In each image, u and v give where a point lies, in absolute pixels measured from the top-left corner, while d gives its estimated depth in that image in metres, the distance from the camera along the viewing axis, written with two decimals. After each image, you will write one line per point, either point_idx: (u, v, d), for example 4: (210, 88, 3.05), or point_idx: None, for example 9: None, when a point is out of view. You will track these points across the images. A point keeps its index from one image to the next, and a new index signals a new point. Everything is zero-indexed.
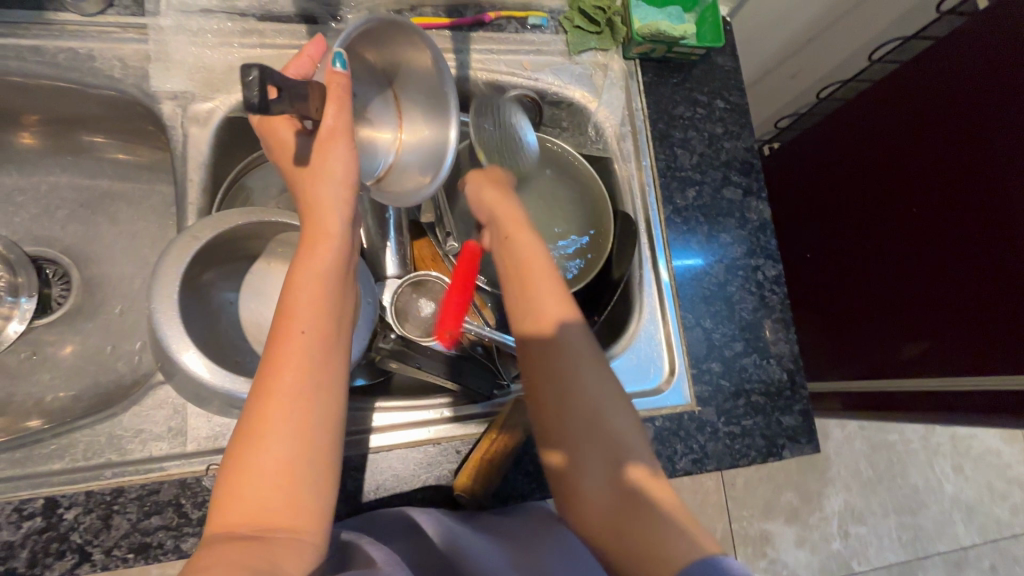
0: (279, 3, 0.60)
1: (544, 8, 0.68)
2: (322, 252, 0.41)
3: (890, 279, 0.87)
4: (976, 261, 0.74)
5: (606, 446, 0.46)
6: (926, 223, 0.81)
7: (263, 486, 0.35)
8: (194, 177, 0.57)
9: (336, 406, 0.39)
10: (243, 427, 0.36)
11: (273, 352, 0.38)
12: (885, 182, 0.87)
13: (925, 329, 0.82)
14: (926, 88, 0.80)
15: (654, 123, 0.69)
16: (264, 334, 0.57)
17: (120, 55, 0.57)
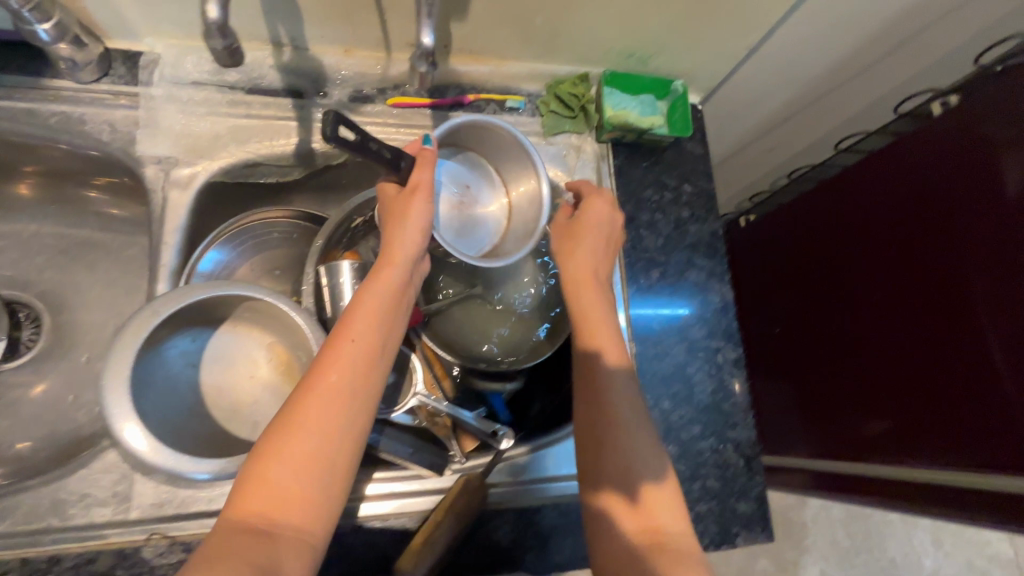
0: (268, 79, 0.63)
1: (522, 92, 0.72)
2: (381, 283, 0.47)
3: (852, 354, 0.89)
4: (933, 344, 0.76)
5: (633, 480, 0.48)
6: (889, 302, 0.83)
7: (285, 479, 0.40)
8: (169, 240, 0.59)
9: (361, 425, 0.44)
10: (281, 422, 0.42)
11: (323, 360, 0.44)
12: (851, 260, 0.90)
13: (887, 407, 0.83)
14: (891, 177, 0.84)
15: (623, 204, 0.72)
16: (222, 398, 0.58)
17: (110, 120, 0.60)
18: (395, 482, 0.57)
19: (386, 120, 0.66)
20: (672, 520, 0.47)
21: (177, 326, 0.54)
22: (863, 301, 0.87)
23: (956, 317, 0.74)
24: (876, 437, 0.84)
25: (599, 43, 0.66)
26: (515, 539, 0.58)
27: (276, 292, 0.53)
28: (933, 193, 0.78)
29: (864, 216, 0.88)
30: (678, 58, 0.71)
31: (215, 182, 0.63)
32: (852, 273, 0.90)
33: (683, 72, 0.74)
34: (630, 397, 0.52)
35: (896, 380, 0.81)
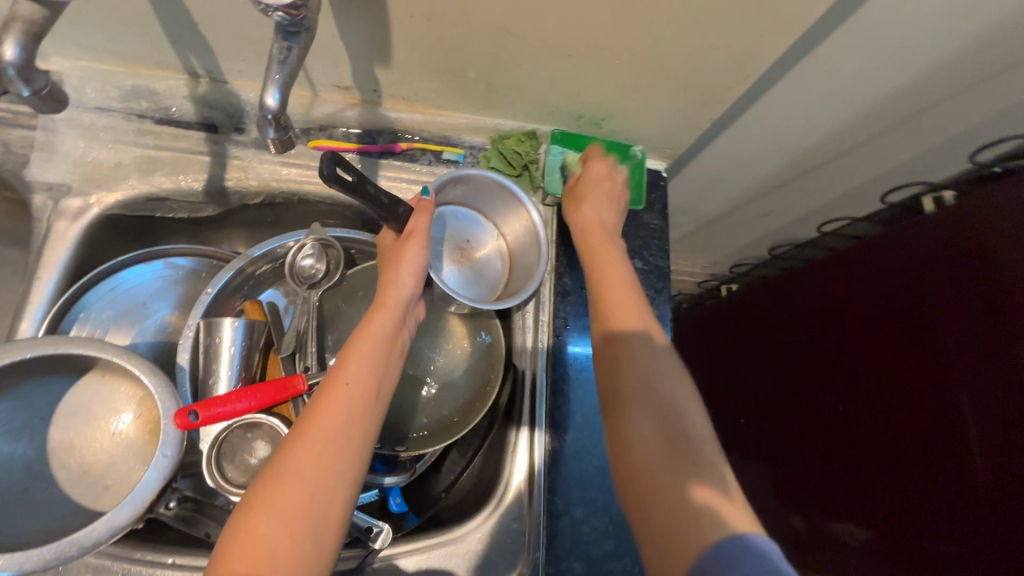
0: (182, 109, 0.59)
1: (464, 144, 0.66)
2: (375, 323, 0.48)
3: (833, 450, 0.81)
4: (909, 460, 0.68)
5: (657, 406, 0.46)
6: (867, 403, 0.75)
7: (275, 524, 0.38)
8: (45, 276, 0.55)
9: (359, 463, 0.43)
10: (270, 471, 0.40)
11: (315, 404, 0.43)
12: (832, 351, 0.81)
13: (859, 513, 0.76)
14: (856, 272, 0.78)
15: (560, 276, 0.65)
16: (73, 456, 0.52)
17: (5, 140, 0.56)
18: None
19: (307, 163, 0.62)
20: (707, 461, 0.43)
21: (23, 376, 0.49)
22: (842, 399, 0.79)
23: (929, 436, 0.66)
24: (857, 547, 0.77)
25: (544, 101, 0.61)
26: None
27: (127, 353, 0.48)
28: (900, 289, 0.70)
29: (846, 304, 0.79)
30: (635, 123, 0.64)
31: (113, 214, 0.59)
32: (832, 365, 0.81)
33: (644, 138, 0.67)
34: (662, 353, 0.49)
35: (868, 487, 0.74)
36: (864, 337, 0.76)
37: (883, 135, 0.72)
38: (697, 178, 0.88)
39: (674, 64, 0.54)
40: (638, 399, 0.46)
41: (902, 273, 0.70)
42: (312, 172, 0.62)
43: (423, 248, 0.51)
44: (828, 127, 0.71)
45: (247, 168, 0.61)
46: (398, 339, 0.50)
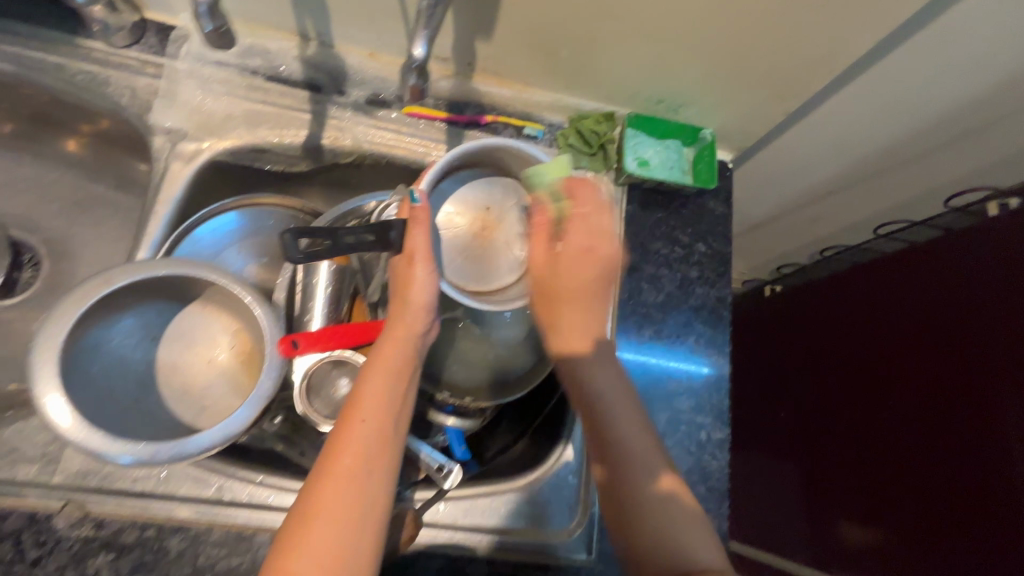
0: (290, 69, 0.64)
1: (544, 121, 0.69)
2: (388, 359, 0.47)
3: (856, 468, 0.83)
4: (940, 497, 0.70)
5: (623, 452, 0.48)
6: (899, 432, 0.77)
7: (309, 570, 0.38)
8: (159, 211, 0.59)
9: (382, 506, 0.42)
10: (291, 526, 0.40)
11: (335, 444, 0.42)
12: (870, 370, 0.83)
13: (874, 535, 0.79)
14: (910, 295, 0.78)
15: (627, 253, 0.67)
16: (175, 377, 0.57)
17: (133, 86, 0.61)
18: None
19: (400, 129, 0.66)
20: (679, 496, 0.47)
21: (147, 295, 0.54)
22: (874, 418, 0.81)
23: (958, 474, 0.68)
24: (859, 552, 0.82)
25: (627, 84, 0.64)
26: None
27: (244, 284, 0.52)
28: (961, 330, 0.70)
29: (886, 327, 0.81)
30: (711, 112, 0.67)
31: (220, 161, 0.63)
32: (869, 385, 0.83)
33: (715, 128, 0.70)
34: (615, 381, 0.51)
35: (896, 518, 0.76)
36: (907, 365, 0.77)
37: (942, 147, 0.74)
38: (755, 176, 0.90)
39: (758, 56, 0.57)
40: (614, 422, 0.49)
41: (955, 310, 0.71)
42: (403, 137, 0.66)
43: (429, 270, 0.47)
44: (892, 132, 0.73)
45: (343, 129, 0.65)
46: (415, 366, 0.48)
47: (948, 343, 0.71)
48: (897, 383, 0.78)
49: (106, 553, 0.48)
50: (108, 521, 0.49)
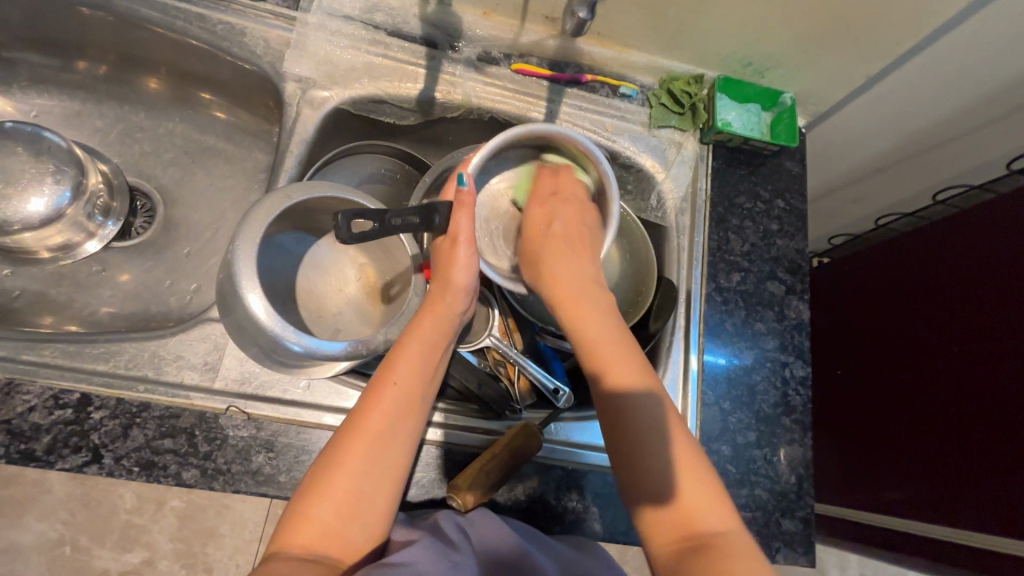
0: (410, 25, 0.69)
1: (636, 82, 0.75)
2: (425, 330, 0.53)
3: (897, 424, 0.86)
4: (982, 432, 0.74)
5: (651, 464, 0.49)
6: (939, 380, 0.80)
7: (330, 504, 0.44)
8: (294, 150, 0.64)
9: (405, 454, 0.48)
10: (327, 458, 0.46)
11: (368, 400, 0.48)
12: (910, 326, 0.87)
13: (917, 485, 0.81)
14: (960, 273, 0.81)
15: (714, 205, 0.73)
16: (312, 302, 0.62)
17: (266, 37, 0.67)
18: (441, 414, 0.59)
19: (507, 84, 0.70)
20: (709, 506, 0.47)
21: (286, 224, 0.59)
22: (911, 372, 0.85)
23: (999, 406, 0.72)
24: (902, 508, 0.84)
25: (722, 46, 0.68)
26: (558, 498, 0.59)
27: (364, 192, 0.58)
28: (1003, 319, 0.73)
29: (927, 285, 0.86)
30: (795, 76, 0.72)
31: (343, 109, 0.68)
32: (908, 341, 0.87)
33: (795, 93, 0.75)
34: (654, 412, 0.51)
35: (938, 464, 0.79)
36: (947, 317, 0.81)
37: (998, 122, 0.80)
38: (816, 147, 0.95)
39: (852, 19, 0.62)
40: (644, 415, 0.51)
41: (996, 259, 0.76)
42: (510, 93, 0.71)
43: (469, 256, 0.55)
44: (955, 103, 0.79)
45: (456, 84, 0.69)
46: (447, 341, 0.54)
47: (994, 328, 0.75)
48: (935, 359, 0.82)
49: (266, 451, 0.52)
50: (267, 424, 0.53)
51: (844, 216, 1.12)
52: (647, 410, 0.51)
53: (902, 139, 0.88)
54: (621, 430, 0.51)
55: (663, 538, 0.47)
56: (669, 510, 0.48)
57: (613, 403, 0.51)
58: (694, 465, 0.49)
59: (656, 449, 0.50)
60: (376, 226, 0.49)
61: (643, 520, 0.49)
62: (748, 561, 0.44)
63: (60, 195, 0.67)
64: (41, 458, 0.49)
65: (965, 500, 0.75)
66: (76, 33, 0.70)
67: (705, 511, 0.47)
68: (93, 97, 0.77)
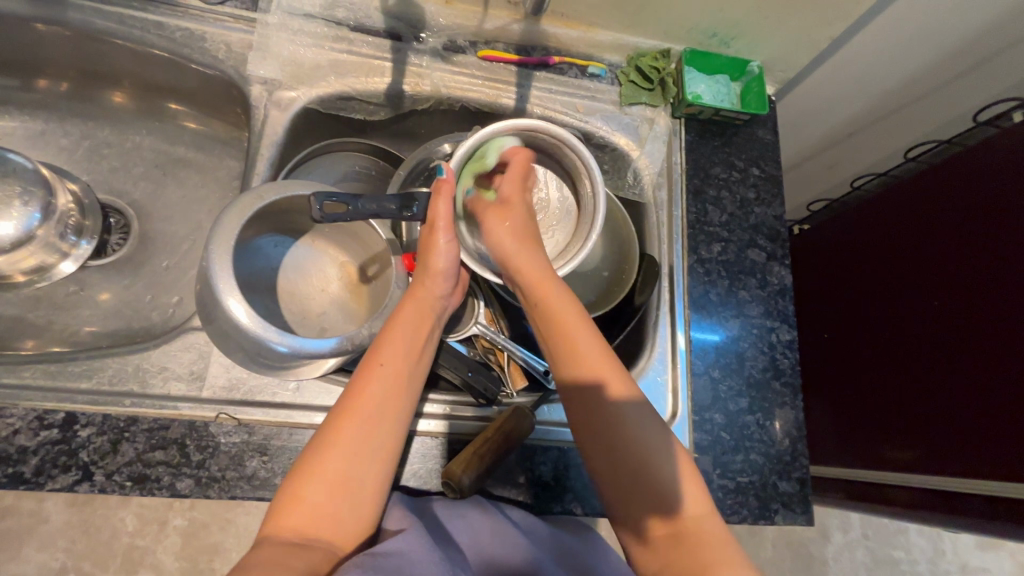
0: (372, 19, 0.68)
1: (603, 62, 0.75)
2: (413, 317, 0.53)
3: (886, 381, 0.87)
4: (966, 385, 0.75)
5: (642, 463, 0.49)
6: (926, 337, 0.81)
7: (319, 492, 0.44)
8: (265, 153, 0.64)
9: (396, 441, 0.48)
10: (316, 445, 0.46)
11: (357, 383, 0.48)
12: (897, 284, 0.87)
13: (916, 438, 0.81)
14: (940, 225, 0.82)
15: (690, 178, 0.73)
16: (295, 304, 0.62)
17: (227, 41, 0.66)
18: (433, 403, 0.59)
19: (474, 71, 0.70)
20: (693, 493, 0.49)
21: (263, 227, 0.59)
22: (900, 328, 0.86)
23: (983, 359, 0.73)
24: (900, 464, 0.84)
25: (687, 19, 0.69)
26: (556, 478, 0.59)
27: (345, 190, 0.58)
28: (988, 266, 0.75)
29: (909, 241, 0.86)
30: (761, 44, 0.72)
31: (311, 108, 0.68)
32: (895, 299, 0.87)
33: (762, 61, 0.76)
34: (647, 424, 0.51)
35: (934, 416, 0.79)
36: (934, 272, 0.81)
37: (963, 76, 0.81)
38: (787, 116, 0.96)
39: None
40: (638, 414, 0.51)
41: (976, 208, 0.78)
42: (478, 81, 0.70)
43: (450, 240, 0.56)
44: (919, 61, 0.80)
45: (423, 75, 0.69)
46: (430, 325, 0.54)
47: (977, 277, 0.76)
48: (922, 313, 0.82)
49: (260, 455, 0.52)
50: (258, 428, 0.53)
51: (821, 182, 1.14)
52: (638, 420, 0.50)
53: (870, 101, 0.89)
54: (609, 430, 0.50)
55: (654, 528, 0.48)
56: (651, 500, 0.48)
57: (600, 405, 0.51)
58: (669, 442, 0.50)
59: (636, 425, 0.50)
60: (350, 208, 0.51)
61: (636, 510, 0.49)
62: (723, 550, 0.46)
63: (30, 215, 0.66)
64: (30, 480, 0.48)
65: (947, 452, 0.77)
66: (31, 49, 0.68)
67: (683, 495, 0.48)
68: (55, 116, 0.76)
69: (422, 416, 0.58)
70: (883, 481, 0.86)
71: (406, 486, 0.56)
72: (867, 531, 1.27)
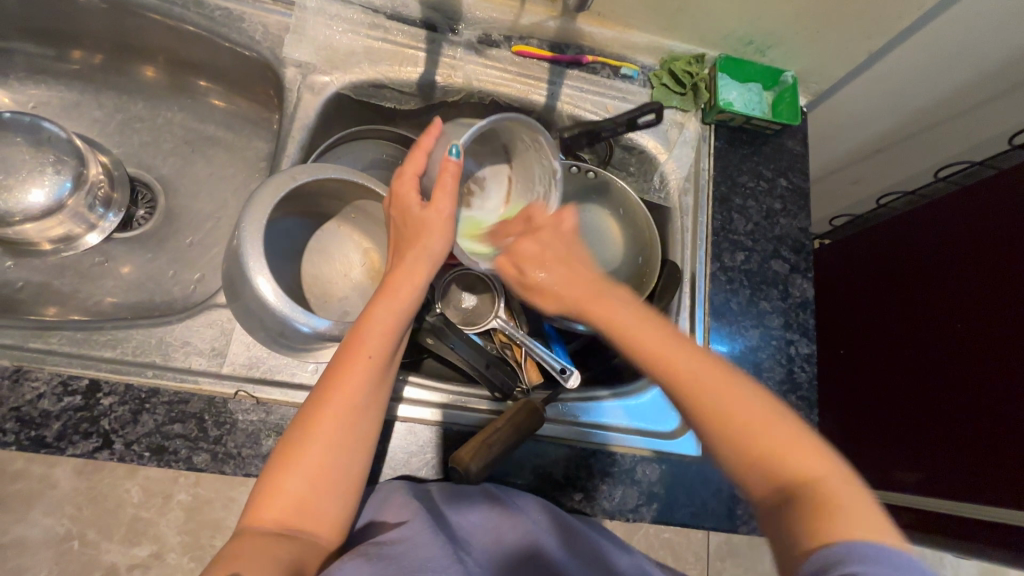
0: (409, 8, 0.68)
1: (637, 63, 0.75)
2: (398, 298, 0.50)
3: (899, 400, 0.86)
4: (980, 408, 0.74)
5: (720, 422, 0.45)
6: (942, 360, 0.80)
7: (298, 487, 0.44)
8: (296, 136, 0.65)
9: (374, 427, 0.48)
10: (296, 433, 0.46)
11: (338, 374, 0.47)
12: (913, 305, 0.87)
13: (927, 460, 0.80)
14: (966, 247, 0.81)
15: (717, 185, 0.73)
16: (317, 288, 0.62)
17: (264, 22, 0.66)
18: (446, 394, 0.60)
19: (507, 66, 0.70)
20: (794, 442, 0.44)
21: (290, 209, 0.59)
22: (915, 348, 0.85)
23: (997, 384, 0.72)
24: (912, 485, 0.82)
25: (725, 25, 0.68)
26: (568, 477, 0.59)
27: (370, 176, 0.58)
28: (1007, 288, 0.74)
29: (931, 260, 0.86)
30: (796, 54, 0.72)
31: (343, 94, 0.68)
32: (911, 320, 0.87)
33: (797, 72, 0.75)
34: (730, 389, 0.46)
35: (946, 437, 0.78)
36: (954, 294, 0.81)
37: (996, 99, 0.80)
38: (816, 128, 0.95)
39: None
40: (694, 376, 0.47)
41: (1000, 232, 0.77)
42: (510, 76, 0.70)
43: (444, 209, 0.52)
44: (954, 81, 0.79)
45: (456, 67, 0.69)
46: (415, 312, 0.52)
47: (995, 300, 0.75)
48: (938, 334, 0.82)
49: (276, 435, 0.52)
50: (276, 407, 0.53)
51: (845, 198, 1.13)
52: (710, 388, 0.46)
53: (901, 118, 0.88)
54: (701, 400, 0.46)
55: (764, 492, 0.43)
56: (747, 466, 0.44)
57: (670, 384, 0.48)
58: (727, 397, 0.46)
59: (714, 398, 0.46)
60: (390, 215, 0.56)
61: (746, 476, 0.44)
62: (856, 505, 0.40)
63: (62, 184, 0.67)
64: (52, 444, 0.49)
65: (959, 476, 0.75)
66: (72, 21, 0.69)
67: (790, 456, 0.43)
68: (91, 88, 0.77)
69: (430, 405, 0.59)
70: (892, 500, 0.85)
71: (420, 476, 0.56)
72: None
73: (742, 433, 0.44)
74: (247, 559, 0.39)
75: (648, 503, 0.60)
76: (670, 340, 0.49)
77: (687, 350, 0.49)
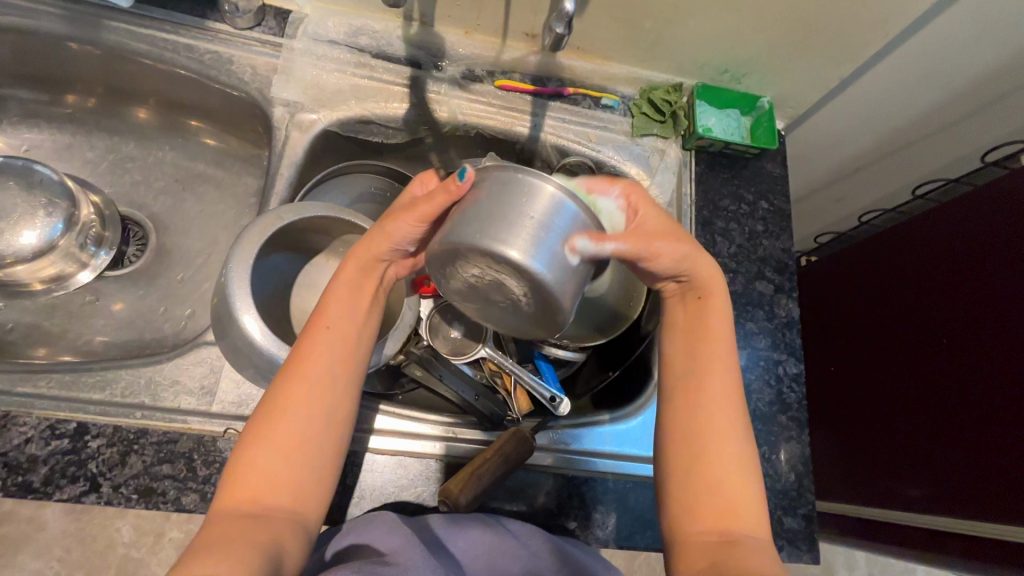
0: (394, 47, 0.71)
1: (617, 93, 0.76)
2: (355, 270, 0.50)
3: (897, 412, 0.85)
4: (976, 420, 0.74)
5: (697, 443, 0.47)
6: (929, 373, 0.81)
7: (271, 462, 0.42)
8: (285, 173, 0.66)
9: (348, 399, 0.47)
10: (266, 410, 0.44)
11: (301, 346, 0.46)
12: (899, 320, 0.88)
13: (924, 474, 0.79)
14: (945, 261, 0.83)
15: (700, 209, 0.74)
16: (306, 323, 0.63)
17: (253, 64, 0.68)
18: (438, 426, 0.60)
19: (490, 99, 0.72)
20: (744, 490, 0.45)
21: (278, 246, 0.60)
22: (903, 362, 0.86)
23: (985, 396, 0.73)
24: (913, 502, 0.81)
25: (700, 55, 0.70)
26: (560, 505, 0.59)
27: (360, 214, 0.59)
28: (987, 301, 0.75)
29: (917, 274, 0.86)
30: (771, 80, 0.74)
31: (331, 131, 0.70)
32: (898, 334, 0.88)
33: (772, 97, 0.77)
34: (735, 433, 0.47)
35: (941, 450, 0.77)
36: (936, 308, 0.82)
37: (969, 117, 0.82)
38: (796, 149, 0.97)
39: (826, 21, 0.64)
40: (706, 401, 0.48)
41: (977, 245, 0.78)
42: (494, 109, 0.72)
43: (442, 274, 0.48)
44: (926, 102, 0.81)
45: (441, 101, 0.71)
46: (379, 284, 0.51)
47: (975, 313, 0.76)
48: (925, 347, 0.82)
49: None
50: None
51: (829, 215, 1.14)
52: (710, 416, 0.48)
53: (878, 138, 0.90)
54: (695, 422, 0.48)
55: (690, 526, 0.45)
56: (682, 490, 0.46)
57: (682, 395, 0.49)
58: (720, 433, 0.47)
59: (709, 425, 0.47)
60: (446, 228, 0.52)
61: (673, 503, 0.47)
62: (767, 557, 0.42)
63: (53, 226, 0.68)
64: (38, 489, 0.48)
65: (959, 490, 0.75)
66: (64, 68, 0.71)
67: (736, 504, 0.45)
68: (83, 129, 0.78)
69: (417, 438, 0.58)
70: (895, 515, 0.83)
71: (410, 509, 0.56)
72: (872, 569, 1.24)
73: (709, 458, 0.46)
74: (217, 540, 0.37)
75: (642, 530, 0.59)
76: (718, 364, 0.50)
77: (726, 369, 0.50)
